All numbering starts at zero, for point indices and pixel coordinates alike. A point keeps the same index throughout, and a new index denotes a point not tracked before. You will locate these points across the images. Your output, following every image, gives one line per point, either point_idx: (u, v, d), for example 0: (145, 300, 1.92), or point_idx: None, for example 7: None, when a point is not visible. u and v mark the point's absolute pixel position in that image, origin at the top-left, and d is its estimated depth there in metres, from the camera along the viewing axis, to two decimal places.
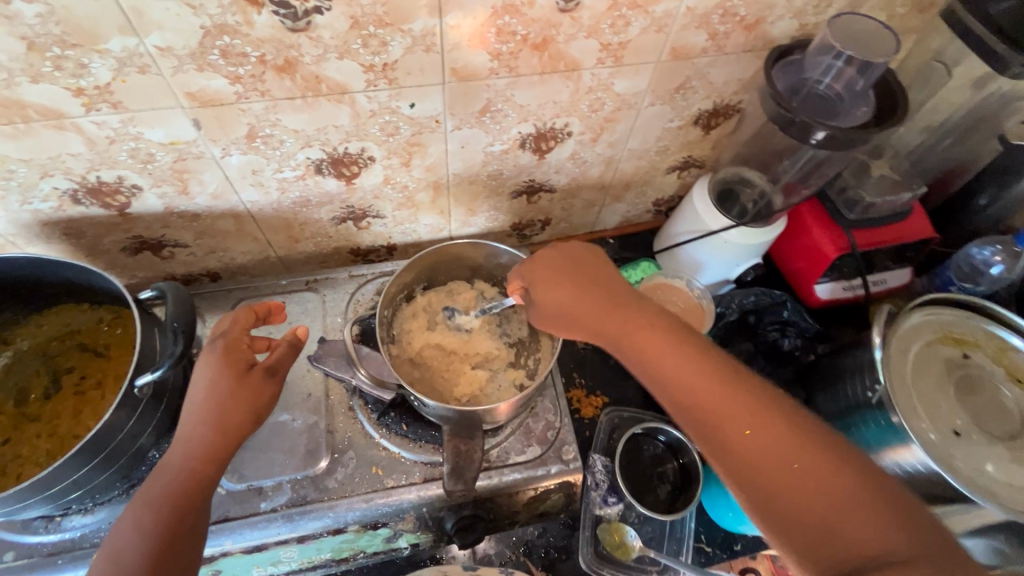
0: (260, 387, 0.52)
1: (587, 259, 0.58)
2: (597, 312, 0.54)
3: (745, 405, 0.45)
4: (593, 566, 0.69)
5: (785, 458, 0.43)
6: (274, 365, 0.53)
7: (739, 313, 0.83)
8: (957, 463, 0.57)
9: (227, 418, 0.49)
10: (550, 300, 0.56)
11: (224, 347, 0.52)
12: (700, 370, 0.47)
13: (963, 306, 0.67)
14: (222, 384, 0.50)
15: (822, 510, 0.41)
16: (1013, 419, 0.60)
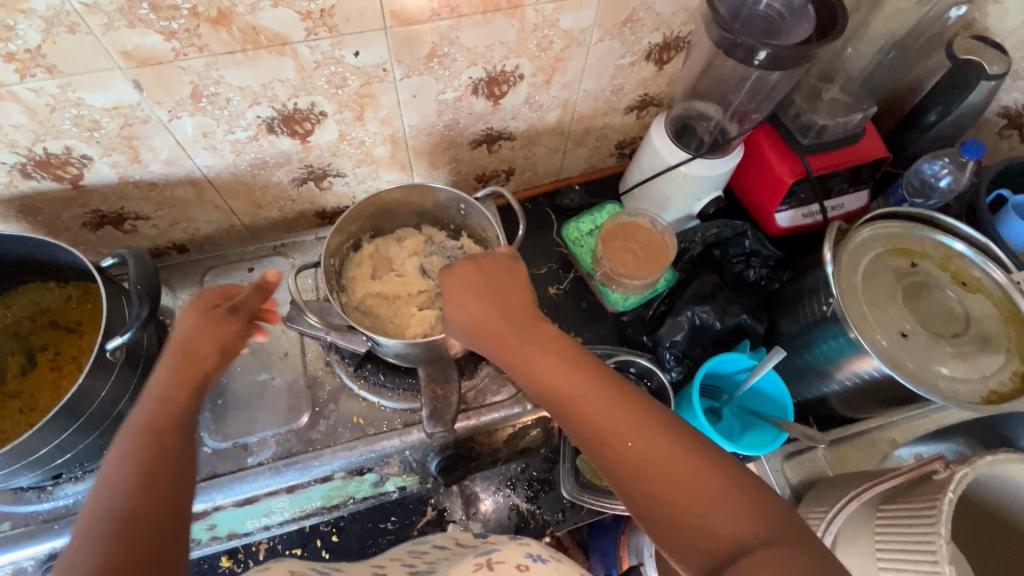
0: (225, 320, 0.53)
1: (497, 267, 0.57)
2: (498, 325, 0.52)
3: (624, 415, 0.44)
4: (575, 494, 0.70)
5: (662, 463, 0.41)
6: (237, 304, 0.54)
7: (702, 246, 0.84)
8: (906, 364, 0.60)
9: (197, 348, 0.51)
10: (460, 310, 0.54)
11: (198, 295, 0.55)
12: (584, 382, 0.46)
13: (914, 218, 0.69)
14: (189, 317, 0.53)
15: (696, 509, 0.39)
16: (957, 318, 0.63)
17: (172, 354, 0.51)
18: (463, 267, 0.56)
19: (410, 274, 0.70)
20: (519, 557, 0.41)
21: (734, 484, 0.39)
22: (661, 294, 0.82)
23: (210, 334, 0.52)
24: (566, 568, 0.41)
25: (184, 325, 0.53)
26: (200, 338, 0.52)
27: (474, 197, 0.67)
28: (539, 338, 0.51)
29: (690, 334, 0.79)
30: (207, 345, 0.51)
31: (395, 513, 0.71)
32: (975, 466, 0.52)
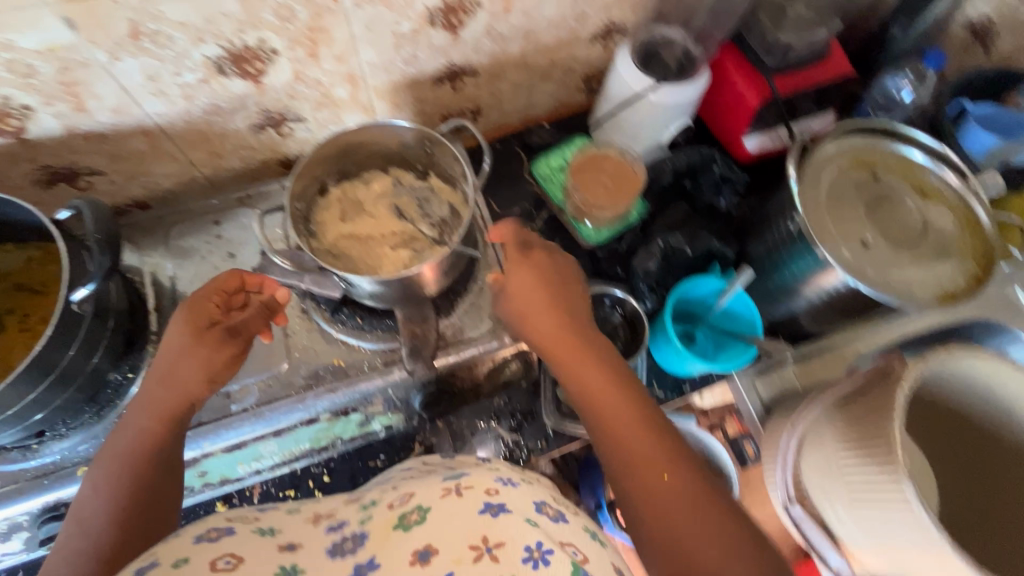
0: (216, 342, 0.56)
1: (567, 278, 0.61)
2: (562, 334, 0.57)
3: (663, 449, 0.47)
4: (557, 423, 0.73)
5: (688, 502, 0.44)
6: (234, 327, 0.57)
7: (673, 176, 0.84)
8: (867, 271, 0.62)
9: (183, 371, 0.54)
10: (522, 304, 0.59)
11: (197, 296, 0.57)
12: (632, 408, 0.50)
13: (877, 130, 0.69)
14: (180, 334, 0.55)
15: (708, 552, 0.41)
16: (918, 225, 0.64)
17: (160, 374, 0.54)
18: (528, 262, 0.61)
19: (382, 215, 0.69)
20: (489, 483, 0.42)
21: (748, 538, 0.43)
22: (634, 227, 0.83)
23: (199, 358, 0.55)
24: (536, 491, 0.43)
25: (174, 337, 0.55)
26: (188, 360, 0.54)
27: (441, 135, 0.66)
28: (597, 355, 0.55)
29: (664, 262, 0.80)
30: (190, 367, 0.54)
31: (384, 451, 0.74)
32: (925, 359, 0.55)
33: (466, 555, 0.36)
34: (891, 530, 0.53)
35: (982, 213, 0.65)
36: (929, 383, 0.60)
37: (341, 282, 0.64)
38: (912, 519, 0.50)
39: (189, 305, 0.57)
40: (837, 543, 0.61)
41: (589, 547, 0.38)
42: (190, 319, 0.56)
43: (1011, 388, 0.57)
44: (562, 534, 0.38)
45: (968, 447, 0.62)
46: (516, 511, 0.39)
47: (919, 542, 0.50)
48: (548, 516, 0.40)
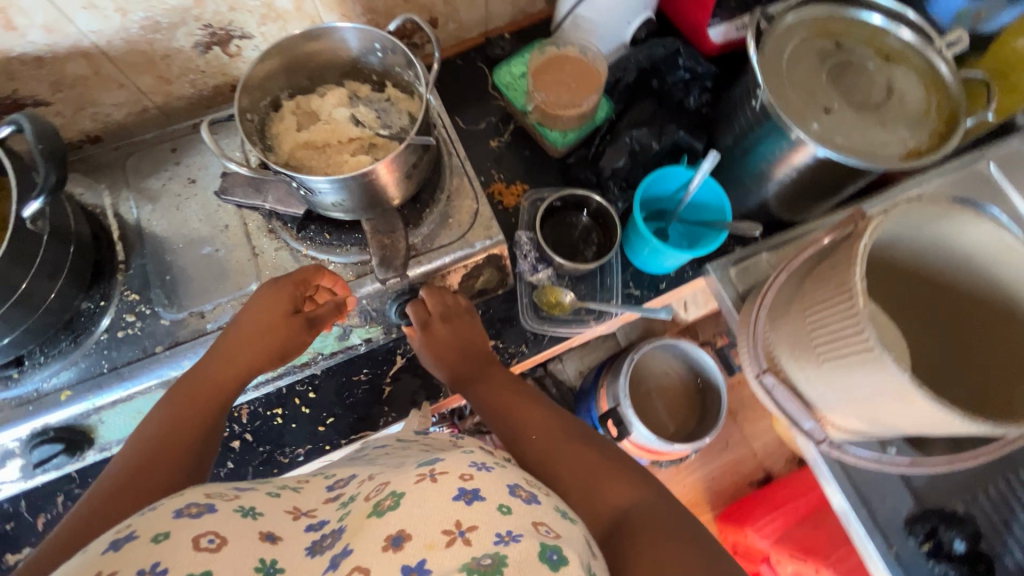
0: (298, 330, 0.62)
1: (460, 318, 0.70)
2: (461, 361, 0.68)
3: (543, 422, 0.59)
4: (536, 326, 0.76)
5: (563, 448, 0.55)
6: (314, 319, 0.63)
7: (637, 74, 0.81)
8: (834, 139, 0.61)
9: (266, 345, 0.61)
10: (426, 352, 0.69)
11: (287, 280, 0.62)
12: (516, 403, 0.62)
13: (834, 0, 0.68)
14: (268, 303, 0.61)
15: (585, 478, 0.51)
16: (883, 90, 0.63)
17: (248, 342, 0.60)
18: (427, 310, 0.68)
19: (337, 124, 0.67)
20: (463, 468, 0.42)
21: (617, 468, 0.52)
22: (601, 129, 0.82)
23: (271, 333, 0.61)
24: (508, 474, 0.43)
25: (263, 314, 0.61)
26: (274, 339, 0.61)
27: (386, 33, 0.62)
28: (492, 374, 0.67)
29: (630, 159, 0.79)
30: (271, 343, 0.61)
31: (367, 365, 0.74)
32: (886, 214, 0.53)
33: (440, 539, 0.36)
34: (855, 381, 0.53)
35: (948, 74, 0.63)
36: (890, 246, 0.60)
37: (300, 192, 0.63)
38: (880, 368, 0.50)
39: (281, 282, 0.62)
40: (811, 411, 0.62)
41: (561, 526, 0.39)
42: (278, 297, 0.61)
43: (968, 242, 0.56)
44: (533, 517, 0.39)
45: (924, 301, 0.64)
46: (490, 499, 0.39)
47: (886, 391, 0.51)
48: (521, 500, 0.40)
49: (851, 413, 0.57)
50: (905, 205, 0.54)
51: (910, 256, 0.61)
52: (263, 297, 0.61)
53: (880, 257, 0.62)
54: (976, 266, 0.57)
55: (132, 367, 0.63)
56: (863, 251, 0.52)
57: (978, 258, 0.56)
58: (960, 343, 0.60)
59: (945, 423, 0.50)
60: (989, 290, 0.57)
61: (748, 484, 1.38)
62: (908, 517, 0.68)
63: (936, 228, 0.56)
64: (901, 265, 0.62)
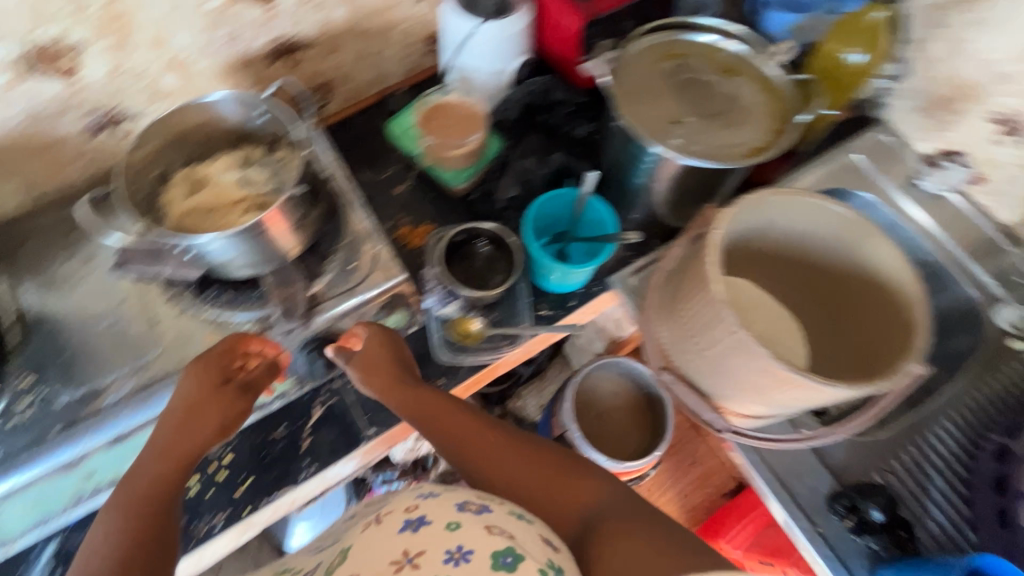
0: (235, 396, 0.63)
1: (388, 349, 0.70)
2: (397, 385, 0.67)
3: (490, 436, 0.61)
4: (452, 357, 0.78)
5: (519, 458, 0.58)
6: (247, 384, 0.64)
7: (518, 108, 0.87)
8: (692, 147, 0.66)
9: (208, 420, 0.61)
10: (362, 372, 0.68)
11: (211, 354, 0.63)
12: (458, 422, 0.63)
13: (672, 28, 0.75)
14: (193, 386, 0.62)
15: (549, 486, 0.55)
16: (726, 99, 0.70)
17: (189, 418, 0.61)
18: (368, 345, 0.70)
19: (227, 188, 0.69)
20: (409, 502, 0.47)
21: (572, 471, 0.56)
22: (494, 163, 0.86)
23: (208, 410, 0.61)
24: (457, 495, 0.47)
25: (198, 391, 0.62)
26: (212, 410, 0.62)
27: (264, 99, 0.68)
28: (429, 392, 0.67)
29: (522, 187, 0.84)
30: (208, 420, 0.61)
31: (284, 420, 0.74)
32: (735, 208, 0.57)
33: (387, 569, 0.40)
34: (734, 364, 0.56)
35: (779, 76, 0.71)
36: (755, 238, 0.64)
37: (196, 258, 0.64)
38: (748, 349, 0.53)
39: (209, 356, 0.63)
40: (711, 403, 0.64)
41: (514, 528, 0.44)
42: (208, 369, 0.62)
43: (814, 224, 0.60)
44: (485, 522, 0.43)
45: (799, 279, 0.68)
46: (436, 522, 0.43)
47: (761, 371, 0.53)
48: (471, 512, 0.44)
49: (744, 398, 0.60)
50: (753, 196, 0.57)
51: (777, 244, 0.64)
52: (194, 374, 0.62)
53: (749, 251, 0.65)
54: (826, 243, 0.61)
55: (28, 453, 0.61)
56: (718, 240, 0.56)
57: (824, 237, 0.61)
58: (843, 315, 0.64)
59: (821, 393, 0.52)
60: (843, 262, 0.61)
61: (721, 497, 1.35)
62: (829, 495, 0.69)
63: (783, 216, 0.61)
64: (771, 255, 0.66)
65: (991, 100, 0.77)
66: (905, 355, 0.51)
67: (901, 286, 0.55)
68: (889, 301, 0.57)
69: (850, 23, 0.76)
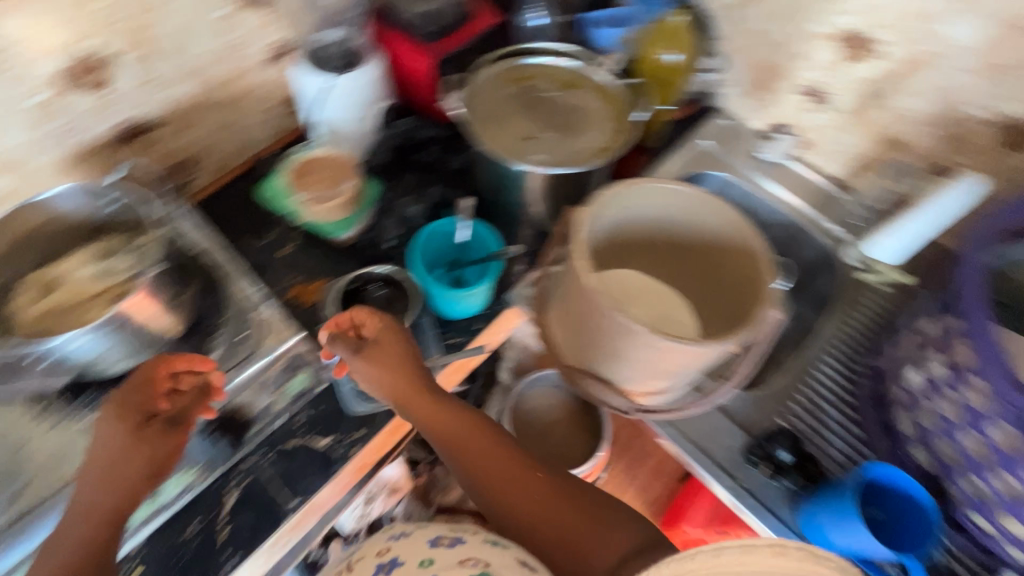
0: (157, 436, 0.60)
1: (400, 353, 0.67)
2: (409, 393, 0.66)
3: (511, 465, 0.65)
4: (366, 406, 0.75)
5: (539, 493, 0.63)
6: (171, 420, 0.61)
7: (388, 151, 0.91)
8: (548, 158, 0.71)
9: (128, 465, 0.58)
10: (371, 380, 0.66)
11: (126, 392, 0.60)
12: (481, 443, 0.65)
13: (508, 55, 0.81)
14: (112, 432, 0.59)
15: (562, 529, 0.60)
16: (569, 109, 0.76)
17: (110, 458, 0.58)
18: (381, 347, 0.66)
19: (84, 283, 0.65)
20: (382, 546, 0.56)
21: (589, 519, 0.61)
22: (376, 207, 0.86)
23: (130, 456, 0.59)
24: (428, 534, 0.55)
25: (116, 428, 0.59)
26: (131, 455, 0.59)
27: (111, 187, 0.66)
28: (448, 406, 0.67)
29: (407, 224, 0.87)
30: (133, 466, 0.59)
31: (195, 513, 0.68)
32: (593, 208, 0.62)
33: None
34: (623, 348, 0.60)
35: (612, 82, 0.78)
36: (622, 230, 0.68)
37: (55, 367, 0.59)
38: (629, 332, 0.57)
39: (136, 380, 0.60)
40: (616, 388, 0.67)
41: (489, 557, 0.51)
42: (125, 404, 0.59)
43: (666, 206, 0.66)
44: (459, 556, 0.51)
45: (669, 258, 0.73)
46: (409, 561, 0.52)
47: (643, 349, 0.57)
48: (442, 547, 0.53)
49: (640, 377, 0.63)
50: (606, 195, 0.63)
51: (633, 227, 0.69)
52: (116, 402, 0.59)
53: (612, 242, 0.68)
54: (681, 220, 0.67)
55: None
56: (581, 239, 0.60)
57: (677, 215, 0.67)
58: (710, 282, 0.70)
59: (701, 355, 0.57)
60: (696, 233, 0.67)
61: (678, 481, 1.37)
62: (743, 449, 0.74)
63: (638, 205, 0.66)
64: (629, 240, 0.70)
65: (797, 76, 0.88)
66: (762, 304, 0.58)
67: (746, 244, 0.62)
68: (740, 259, 0.64)
69: (663, 31, 0.86)
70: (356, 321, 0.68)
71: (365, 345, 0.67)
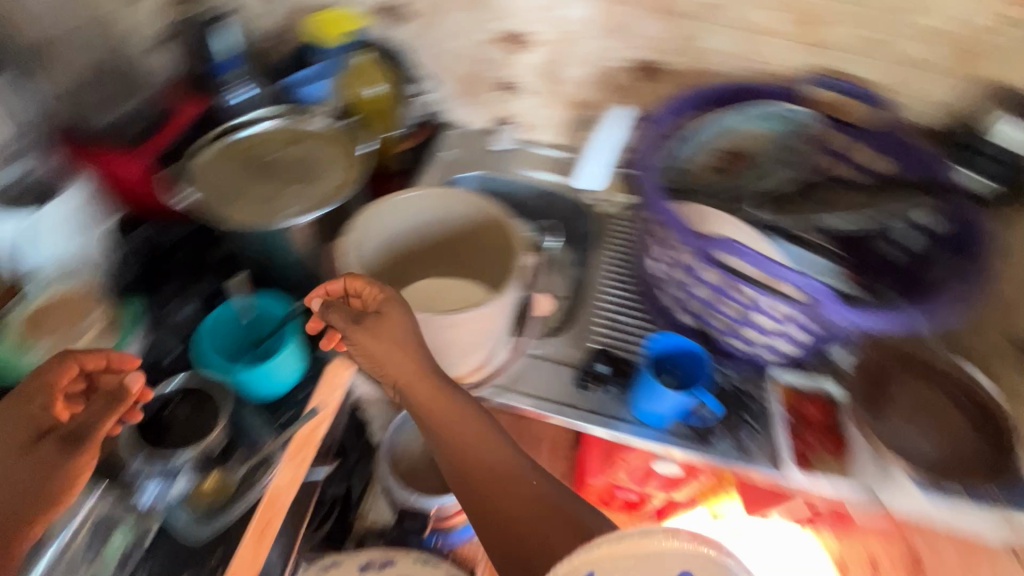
0: (51, 452, 0.52)
1: (406, 335, 0.62)
2: (415, 378, 0.63)
3: (497, 465, 0.63)
4: (213, 528, 0.65)
5: (514, 492, 0.62)
6: (67, 434, 0.53)
7: (133, 261, 0.82)
8: (296, 207, 0.74)
9: (19, 485, 0.51)
10: (371, 356, 0.62)
11: (16, 412, 0.53)
12: (473, 437, 0.64)
13: (223, 135, 0.83)
14: (1, 454, 0.52)
15: (527, 524, 0.60)
16: (299, 160, 0.80)
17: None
18: (384, 324, 0.62)
19: None
20: None
21: (553, 517, 0.60)
22: (142, 323, 0.76)
23: (15, 484, 0.51)
24: None
25: (9, 439, 0.52)
26: (18, 478, 0.51)
27: None
28: (452, 400, 0.64)
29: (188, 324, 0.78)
30: (17, 495, 0.51)
31: None
32: (346, 237, 0.67)
33: None
34: (425, 340, 0.66)
35: (334, 123, 0.86)
36: (388, 245, 0.73)
37: None
38: (420, 323, 0.64)
39: (36, 384, 0.55)
40: None
41: None
42: (13, 426, 0.53)
43: (413, 210, 0.73)
44: None
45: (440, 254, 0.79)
46: None
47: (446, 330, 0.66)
48: None
49: (460, 357, 0.71)
50: (354, 221, 0.68)
51: (387, 240, 0.73)
52: (3, 419, 0.53)
53: (373, 258, 0.72)
54: (431, 218, 0.74)
55: None
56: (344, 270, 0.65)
57: (426, 216, 0.74)
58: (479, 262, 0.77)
59: (486, 314, 0.66)
60: (448, 224, 0.75)
61: None
62: None
63: (388, 218, 0.71)
64: (392, 253, 0.74)
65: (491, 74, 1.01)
66: (517, 253, 0.68)
67: (487, 213, 0.71)
68: (489, 228, 0.72)
69: (359, 70, 0.96)
70: (363, 292, 0.64)
71: (370, 317, 0.62)
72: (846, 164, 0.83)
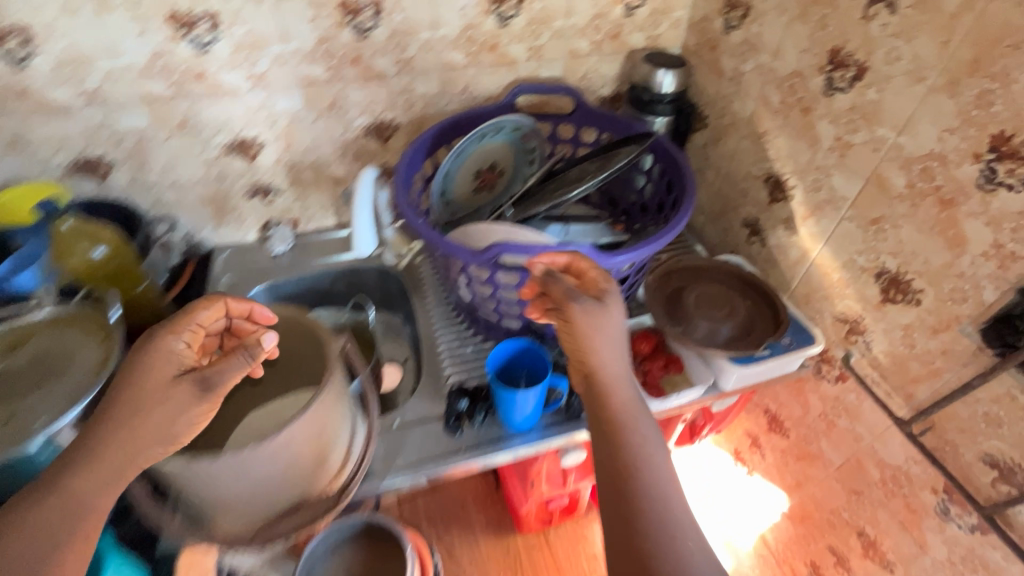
0: (182, 394, 0.53)
1: (610, 336, 0.62)
2: (606, 373, 0.62)
3: (666, 494, 0.55)
4: None
5: (680, 529, 0.53)
6: (206, 376, 0.53)
7: None
8: (47, 412, 0.61)
9: (149, 418, 0.52)
10: (585, 333, 0.62)
11: (174, 330, 0.56)
12: (644, 451, 0.58)
13: None
14: (146, 377, 0.53)
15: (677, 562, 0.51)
16: (31, 361, 0.66)
17: (137, 394, 0.52)
18: (607, 311, 0.63)
19: None
20: None
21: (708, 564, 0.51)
22: None
23: (148, 415, 0.52)
24: None
25: (154, 368, 0.54)
26: (154, 407, 0.52)
27: None
28: (635, 409, 0.61)
29: None
30: (146, 429, 0.51)
31: None
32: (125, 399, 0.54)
33: None
34: (269, 467, 0.58)
35: (66, 305, 0.73)
36: None
37: None
38: (258, 451, 0.56)
39: (186, 321, 0.58)
40: (310, 496, 0.64)
41: None
42: (164, 352, 0.55)
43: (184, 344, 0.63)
44: None
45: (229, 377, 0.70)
46: None
47: (275, 465, 0.59)
48: None
49: (319, 465, 0.64)
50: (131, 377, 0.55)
51: None
52: (152, 350, 0.55)
53: None
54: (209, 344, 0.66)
55: None
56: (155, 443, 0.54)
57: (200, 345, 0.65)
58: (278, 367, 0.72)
59: (324, 409, 0.61)
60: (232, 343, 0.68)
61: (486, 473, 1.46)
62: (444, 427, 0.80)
63: None
64: None
65: (238, 186, 0.97)
66: (327, 339, 0.66)
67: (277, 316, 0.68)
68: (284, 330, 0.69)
69: (60, 242, 0.78)
70: (585, 275, 0.67)
71: (589, 307, 0.62)
72: (563, 143, 1.03)
